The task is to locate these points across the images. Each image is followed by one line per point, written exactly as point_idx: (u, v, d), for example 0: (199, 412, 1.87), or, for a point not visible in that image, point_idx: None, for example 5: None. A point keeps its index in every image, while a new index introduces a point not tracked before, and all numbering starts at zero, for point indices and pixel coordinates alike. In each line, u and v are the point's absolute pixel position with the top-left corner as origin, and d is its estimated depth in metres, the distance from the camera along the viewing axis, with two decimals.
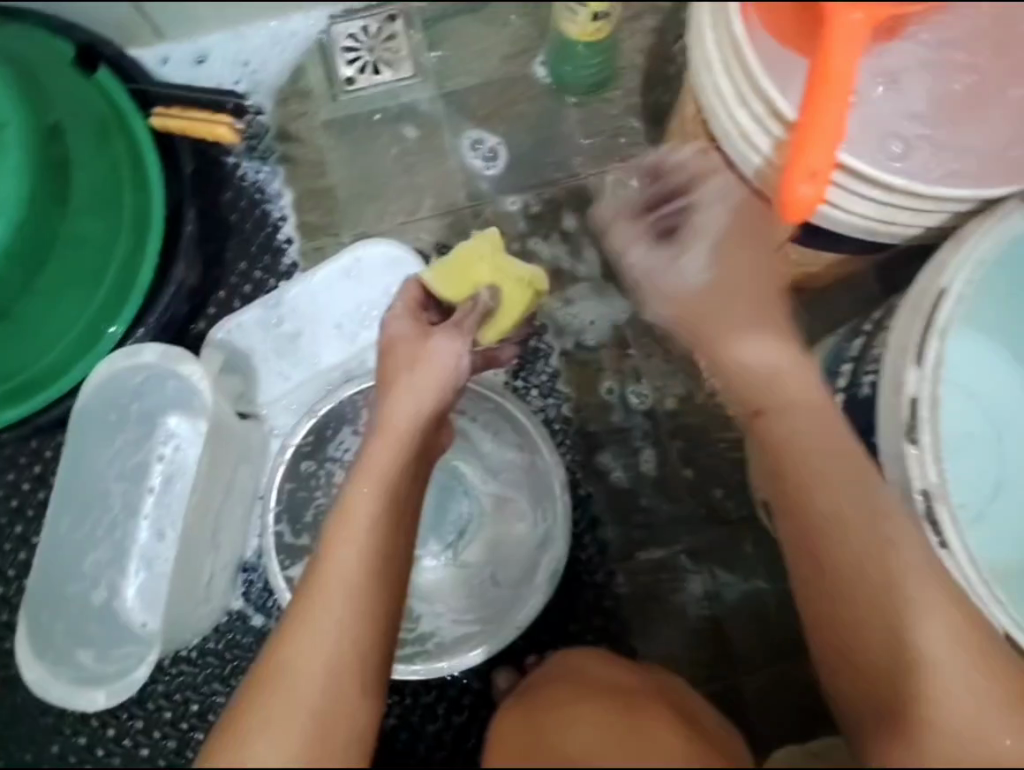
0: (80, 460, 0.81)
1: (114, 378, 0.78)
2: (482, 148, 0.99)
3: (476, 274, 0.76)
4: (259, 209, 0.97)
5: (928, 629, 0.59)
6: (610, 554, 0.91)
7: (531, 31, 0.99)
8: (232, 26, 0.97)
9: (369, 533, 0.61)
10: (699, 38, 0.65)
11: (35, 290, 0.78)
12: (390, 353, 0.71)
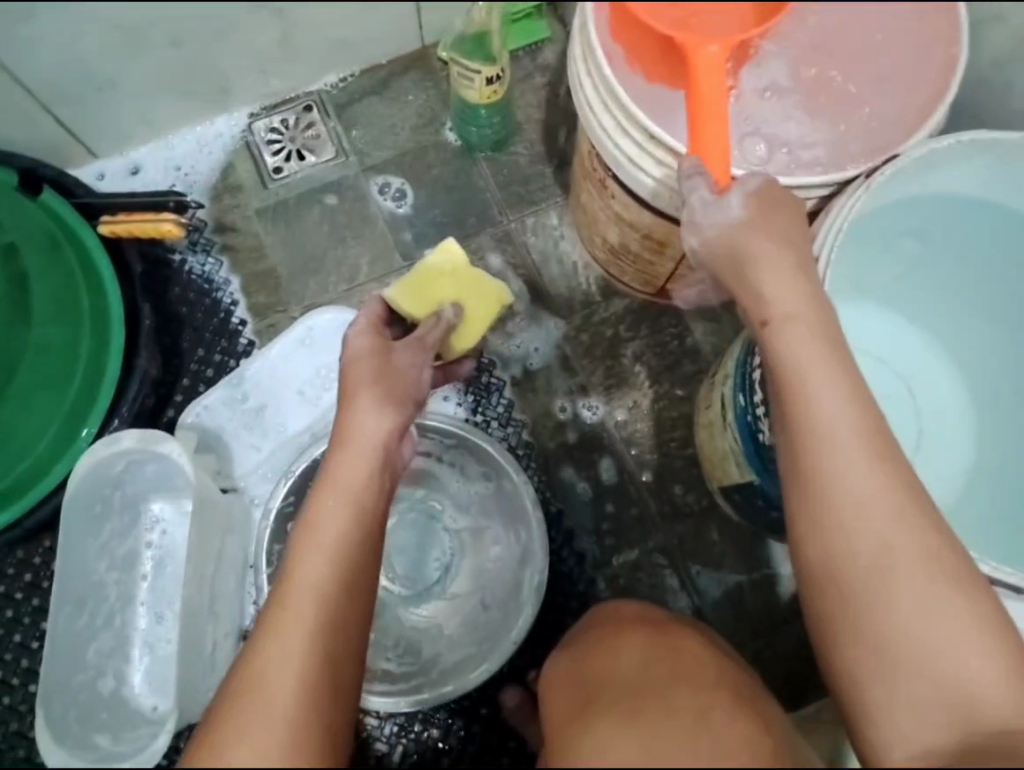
0: (74, 554, 0.84)
1: (100, 466, 0.82)
2: (392, 192, 1.08)
3: (440, 292, 0.85)
4: (209, 298, 1.03)
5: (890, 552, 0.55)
6: (589, 563, 0.96)
7: (434, 103, 1.09)
8: (161, 136, 1.06)
9: (334, 545, 0.66)
10: (578, 82, 0.73)
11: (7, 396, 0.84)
12: (354, 363, 0.75)
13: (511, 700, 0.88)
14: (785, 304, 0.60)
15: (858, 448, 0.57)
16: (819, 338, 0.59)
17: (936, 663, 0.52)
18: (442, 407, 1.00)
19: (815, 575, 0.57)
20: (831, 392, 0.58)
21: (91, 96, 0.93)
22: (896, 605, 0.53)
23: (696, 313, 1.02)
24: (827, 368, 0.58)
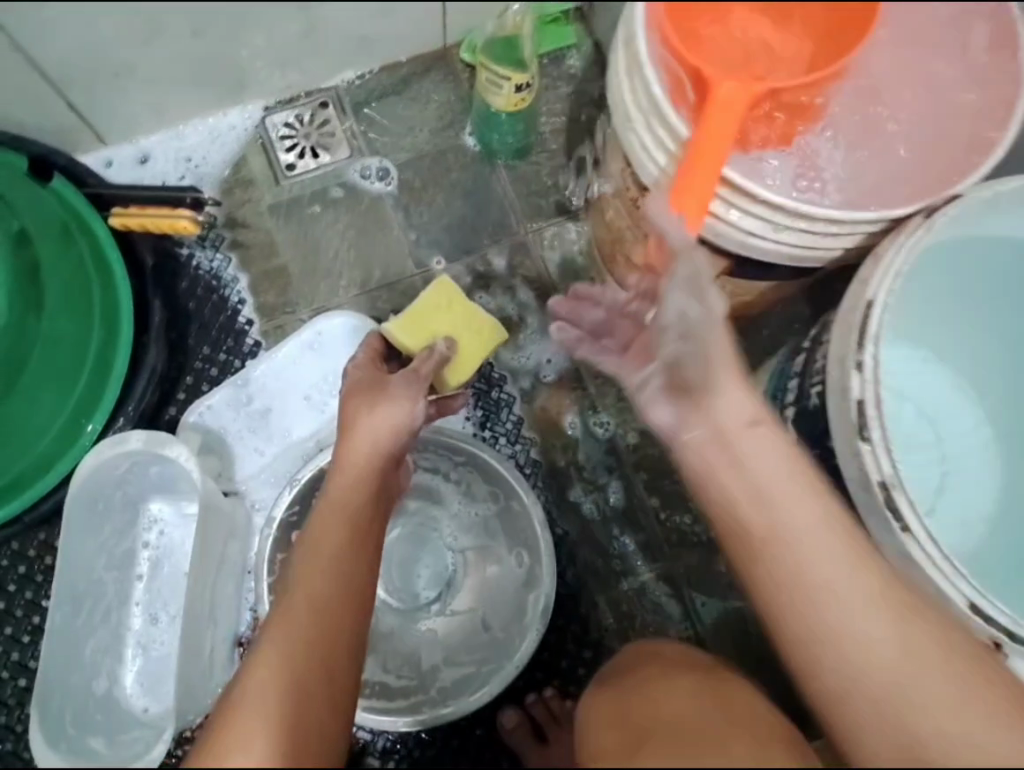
0: (78, 553, 0.81)
1: (101, 468, 0.79)
2: (370, 171, 1.06)
3: (433, 325, 0.87)
4: (217, 295, 1.01)
5: (884, 648, 0.57)
6: (593, 585, 0.95)
7: (455, 105, 1.07)
8: (173, 125, 1.03)
9: (328, 551, 0.67)
10: (620, 96, 0.69)
11: (16, 389, 0.83)
12: (348, 395, 0.79)
13: (509, 721, 0.88)
14: (750, 434, 0.64)
15: (839, 560, 0.59)
16: (776, 465, 0.62)
17: (961, 751, 0.55)
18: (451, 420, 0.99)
19: (836, 704, 0.58)
20: (802, 512, 0.61)
21: (105, 82, 0.90)
22: (907, 708, 0.56)
23: None
24: (794, 490, 0.61)
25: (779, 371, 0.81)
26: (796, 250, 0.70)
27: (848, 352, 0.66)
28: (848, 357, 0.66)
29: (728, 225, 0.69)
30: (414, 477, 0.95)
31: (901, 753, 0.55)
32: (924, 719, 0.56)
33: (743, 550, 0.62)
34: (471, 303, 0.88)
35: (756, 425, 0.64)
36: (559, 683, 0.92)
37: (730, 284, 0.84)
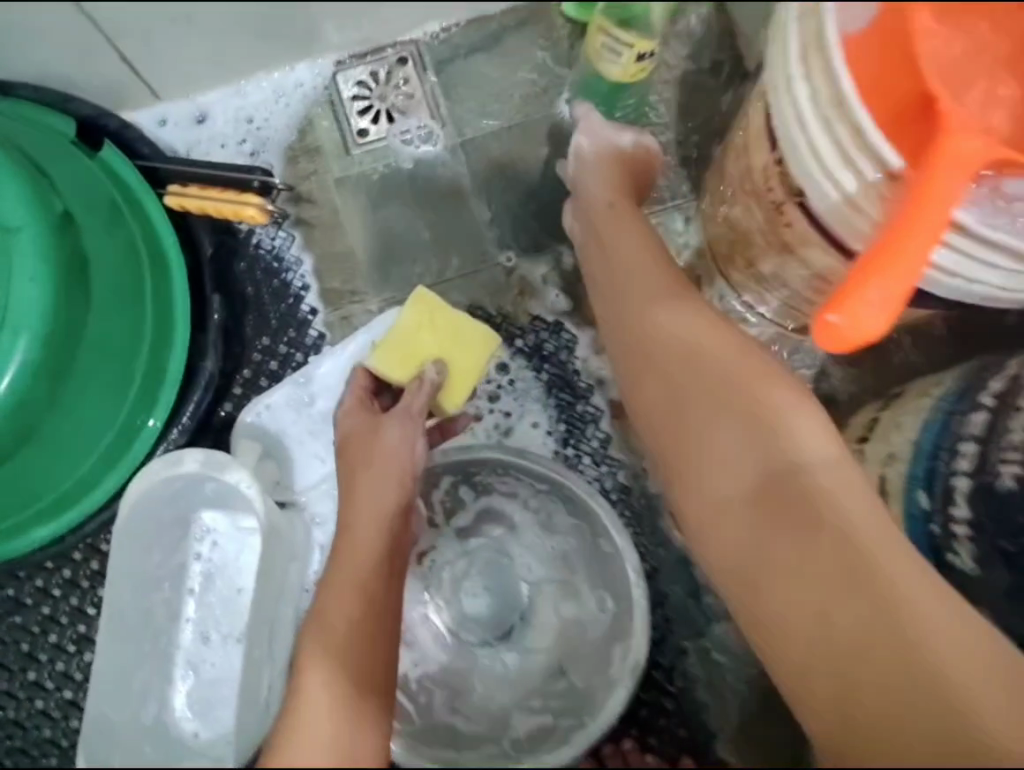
0: (126, 565, 0.75)
1: (160, 485, 0.72)
2: (412, 131, 0.94)
3: (423, 348, 0.76)
4: (278, 279, 0.90)
5: (720, 406, 0.67)
6: (679, 627, 0.88)
7: (550, 68, 0.94)
8: (233, 82, 0.91)
9: (346, 630, 0.60)
10: (789, 90, 0.59)
11: (61, 403, 0.70)
12: (347, 449, 0.73)
13: None
14: (627, 256, 0.77)
15: (736, 378, 0.67)
16: (687, 318, 0.71)
17: (781, 490, 0.63)
18: (532, 435, 0.89)
19: (732, 529, 0.64)
20: (704, 348, 0.69)
21: (162, 38, 0.78)
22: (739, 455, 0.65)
23: (834, 354, 0.90)
24: (693, 328, 0.70)
25: (942, 422, 0.73)
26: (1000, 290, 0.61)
27: None
28: None
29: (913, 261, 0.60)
30: (488, 500, 0.86)
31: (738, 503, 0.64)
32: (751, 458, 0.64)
33: (649, 408, 0.71)
34: (457, 314, 0.76)
35: (676, 297, 0.72)
36: (638, 732, 0.86)
37: None
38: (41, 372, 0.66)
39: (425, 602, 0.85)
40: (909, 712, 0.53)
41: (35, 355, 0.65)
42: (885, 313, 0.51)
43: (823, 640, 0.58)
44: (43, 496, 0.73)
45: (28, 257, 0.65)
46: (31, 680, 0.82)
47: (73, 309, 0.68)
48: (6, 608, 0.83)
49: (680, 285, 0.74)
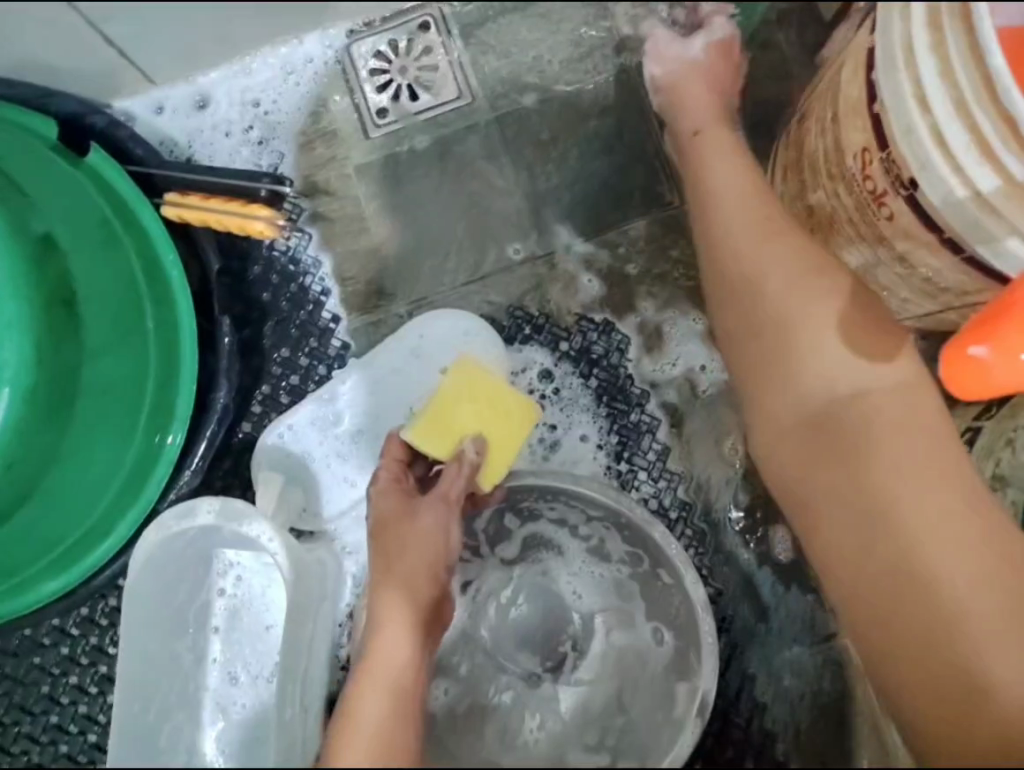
0: (141, 616, 0.69)
1: (180, 532, 0.68)
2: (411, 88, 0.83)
3: (460, 422, 0.70)
4: (295, 283, 0.82)
5: (794, 316, 0.66)
6: (747, 652, 0.79)
7: (595, 28, 0.83)
8: (237, 60, 0.81)
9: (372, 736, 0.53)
10: (908, 71, 0.54)
11: (62, 454, 0.68)
12: (380, 535, 0.65)
13: None
14: (722, 159, 0.72)
15: (810, 307, 0.65)
16: (772, 239, 0.68)
17: (852, 421, 0.63)
18: (581, 450, 0.80)
19: (790, 451, 0.66)
20: (779, 269, 0.67)
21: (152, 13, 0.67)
22: (810, 376, 0.65)
23: (923, 350, 0.78)
24: (776, 252, 0.67)
25: None
26: None
27: None
28: None
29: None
30: (535, 527, 0.79)
31: (803, 420, 0.65)
32: (819, 377, 0.64)
33: (723, 321, 0.71)
34: (496, 380, 0.71)
35: (763, 226, 0.68)
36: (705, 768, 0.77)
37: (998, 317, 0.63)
38: (34, 418, 0.66)
39: (470, 632, 0.76)
40: (932, 659, 0.59)
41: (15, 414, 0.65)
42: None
43: (871, 582, 0.62)
44: (59, 544, 0.69)
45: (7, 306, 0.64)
46: (54, 723, 0.79)
47: (61, 353, 0.66)
48: (25, 648, 0.79)
49: (764, 211, 0.69)
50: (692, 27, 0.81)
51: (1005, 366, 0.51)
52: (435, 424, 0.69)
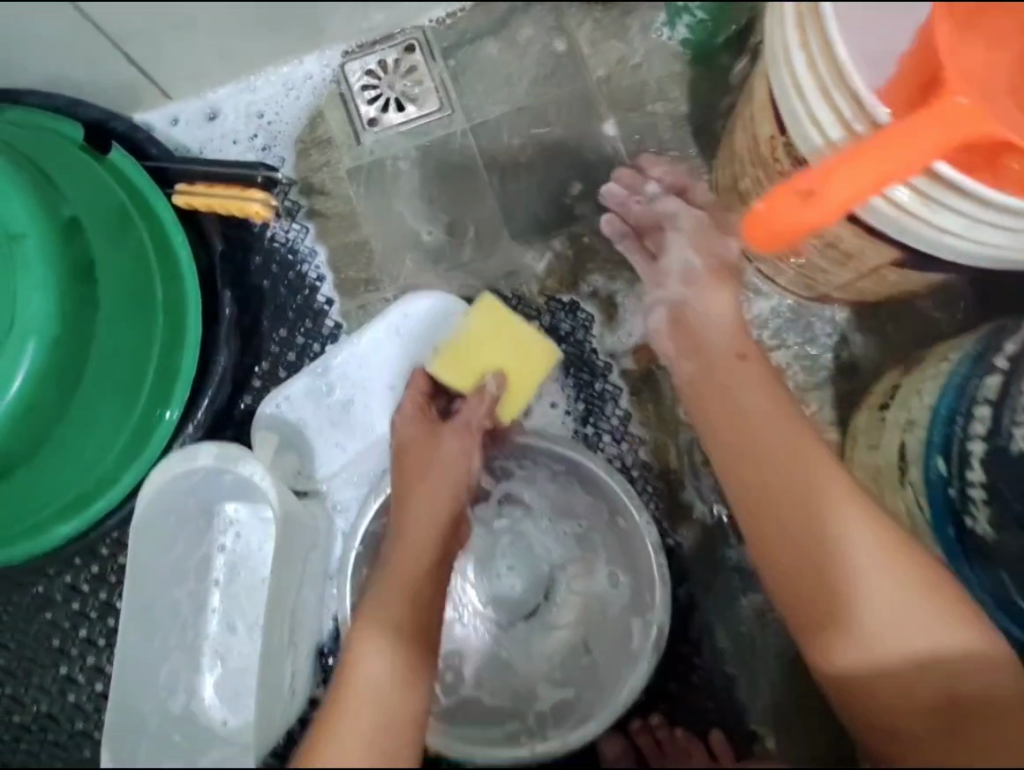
0: (150, 555, 0.75)
1: (176, 476, 0.73)
2: (395, 104, 0.94)
3: (483, 359, 0.76)
4: (293, 271, 0.91)
5: (761, 427, 0.69)
6: (706, 601, 0.85)
7: (559, 50, 0.93)
8: (244, 76, 0.92)
9: (389, 637, 0.62)
10: (778, 71, 0.62)
11: (73, 411, 0.72)
12: (403, 454, 0.72)
13: (611, 750, 0.81)
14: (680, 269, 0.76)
15: (811, 478, 0.66)
16: (737, 377, 0.71)
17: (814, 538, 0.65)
18: (550, 416, 0.88)
19: (787, 594, 0.66)
20: (772, 429, 0.69)
21: (168, 31, 0.77)
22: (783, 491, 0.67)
23: (855, 321, 0.87)
24: (761, 404, 0.70)
25: (958, 388, 0.68)
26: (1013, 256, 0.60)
27: None
28: None
29: (920, 220, 0.59)
30: (507, 484, 0.86)
31: (797, 544, 0.66)
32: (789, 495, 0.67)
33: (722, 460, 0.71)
34: (519, 321, 0.76)
35: (718, 367, 0.72)
36: (666, 708, 0.83)
37: (889, 273, 0.71)
38: (46, 382, 0.68)
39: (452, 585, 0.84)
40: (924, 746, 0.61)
41: (36, 371, 0.68)
42: (799, 208, 0.55)
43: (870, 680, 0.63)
44: (63, 494, 0.74)
45: (36, 268, 0.67)
46: (63, 674, 0.86)
47: (81, 326, 0.70)
48: (37, 605, 0.86)
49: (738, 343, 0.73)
50: (645, 46, 0.93)
51: (764, 224, 0.56)
52: (458, 361, 0.76)
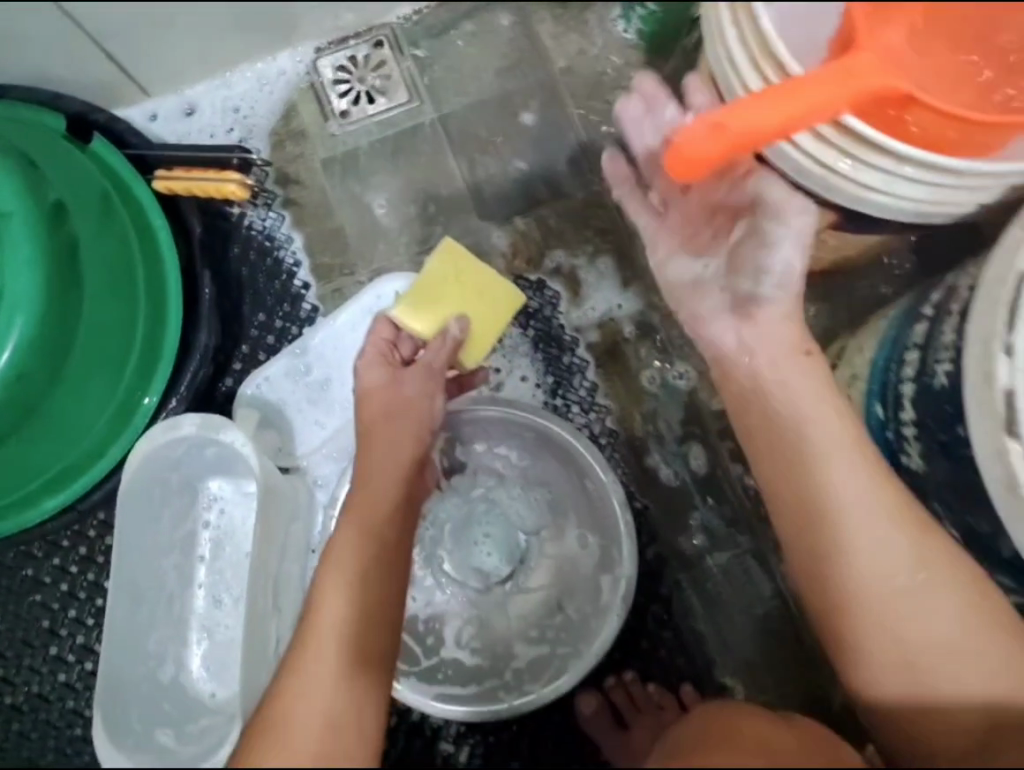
0: (133, 527, 0.78)
1: (156, 452, 0.76)
2: (365, 97, 0.98)
3: (445, 303, 0.81)
4: (271, 257, 0.95)
5: (818, 435, 0.65)
6: (673, 563, 0.91)
7: (522, 42, 0.98)
8: (219, 73, 0.95)
9: (354, 572, 0.66)
10: (719, 42, 0.66)
11: (60, 384, 0.76)
12: (365, 398, 0.75)
13: (588, 706, 0.86)
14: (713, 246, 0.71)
15: (877, 520, 0.63)
16: (799, 397, 0.66)
17: (870, 559, 0.63)
18: (521, 389, 0.92)
19: (852, 637, 0.63)
20: (839, 459, 0.64)
21: (146, 29, 0.80)
22: (838, 508, 0.64)
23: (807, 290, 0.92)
24: (824, 432, 0.65)
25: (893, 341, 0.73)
26: (925, 207, 0.66)
27: (996, 334, 0.58)
28: (995, 340, 0.58)
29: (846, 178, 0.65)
30: (480, 455, 0.89)
31: (847, 565, 0.63)
32: (841, 513, 0.64)
33: (779, 491, 0.66)
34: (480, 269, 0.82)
35: (786, 388, 0.66)
36: (639, 665, 0.89)
37: (831, 239, 0.76)
38: (34, 355, 0.72)
39: (432, 553, 0.88)
40: None
41: (25, 345, 0.71)
42: (722, 136, 0.57)
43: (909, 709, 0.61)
44: (49, 469, 0.77)
45: (22, 245, 0.71)
46: (54, 654, 0.87)
47: (66, 302, 0.74)
48: (26, 588, 0.88)
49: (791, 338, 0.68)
50: (604, 36, 0.97)
51: (690, 151, 0.58)
52: (421, 304, 0.81)
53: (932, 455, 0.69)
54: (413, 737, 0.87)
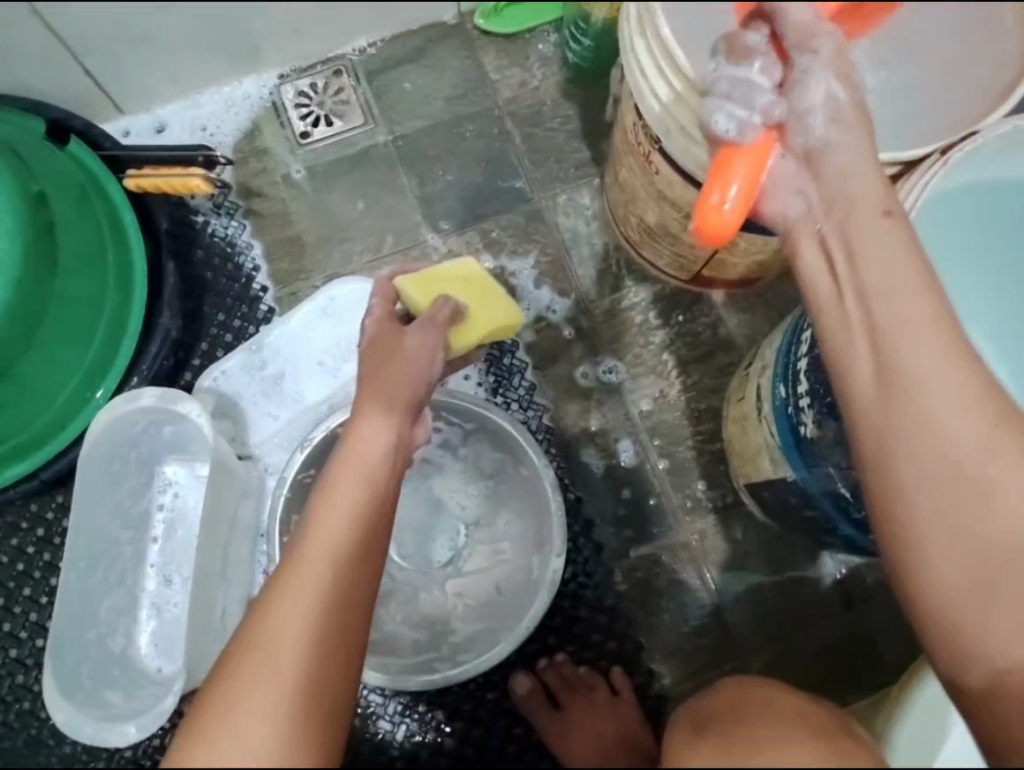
0: (93, 493, 0.82)
1: (115, 424, 0.81)
2: (324, 120, 1.05)
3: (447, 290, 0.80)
4: (232, 262, 1.01)
5: (902, 322, 0.58)
6: (605, 551, 0.96)
7: (471, 74, 1.07)
8: (189, 95, 1.02)
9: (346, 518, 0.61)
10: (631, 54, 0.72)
11: (34, 351, 0.82)
12: (376, 346, 0.72)
13: (523, 687, 0.90)
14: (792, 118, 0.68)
15: (959, 411, 0.57)
16: (879, 261, 0.59)
17: (950, 457, 0.57)
18: (464, 387, 0.99)
19: (909, 532, 0.57)
20: (924, 343, 0.57)
21: (125, 49, 0.87)
22: (921, 401, 0.57)
23: (729, 301, 1.02)
24: (905, 306, 0.58)
25: (795, 328, 0.80)
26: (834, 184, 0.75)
27: None
28: None
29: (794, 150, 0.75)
30: (425, 450, 0.94)
31: (925, 465, 0.57)
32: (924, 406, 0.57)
33: (848, 361, 0.60)
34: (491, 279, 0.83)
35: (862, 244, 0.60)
36: (572, 647, 0.94)
37: (739, 247, 0.85)
38: (12, 329, 0.78)
39: None
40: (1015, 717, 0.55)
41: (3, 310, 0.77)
42: (738, 186, 0.59)
43: (973, 627, 0.56)
44: (18, 435, 0.84)
45: (5, 220, 0.77)
46: (6, 631, 0.90)
47: (42, 277, 0.80)
48: None
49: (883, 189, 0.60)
50: (543, 72, 1.07)
51: (722, 219, 0.58)
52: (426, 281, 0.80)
53: (823, 418, 0.74)
54: (352, 717, 0.91)
